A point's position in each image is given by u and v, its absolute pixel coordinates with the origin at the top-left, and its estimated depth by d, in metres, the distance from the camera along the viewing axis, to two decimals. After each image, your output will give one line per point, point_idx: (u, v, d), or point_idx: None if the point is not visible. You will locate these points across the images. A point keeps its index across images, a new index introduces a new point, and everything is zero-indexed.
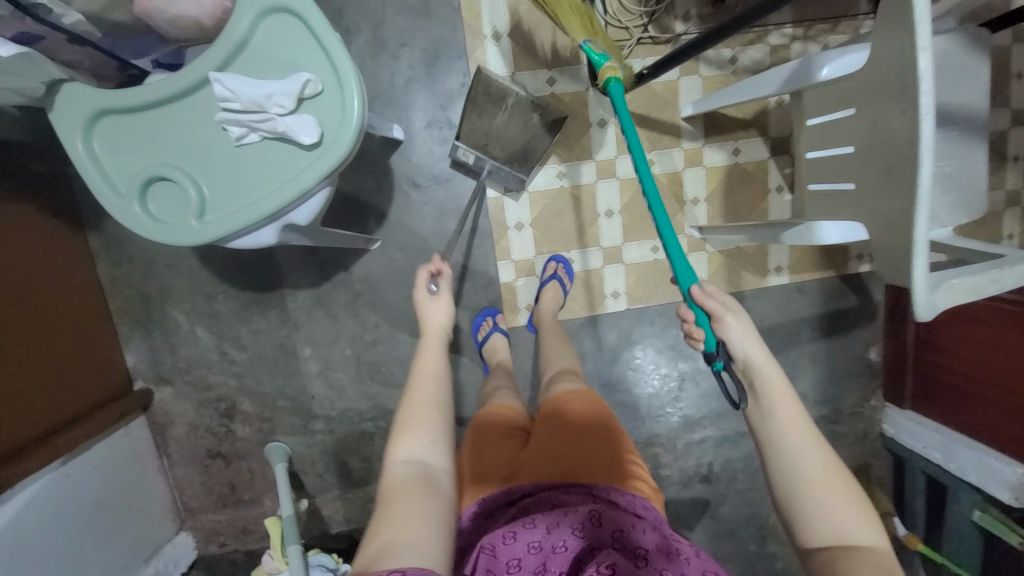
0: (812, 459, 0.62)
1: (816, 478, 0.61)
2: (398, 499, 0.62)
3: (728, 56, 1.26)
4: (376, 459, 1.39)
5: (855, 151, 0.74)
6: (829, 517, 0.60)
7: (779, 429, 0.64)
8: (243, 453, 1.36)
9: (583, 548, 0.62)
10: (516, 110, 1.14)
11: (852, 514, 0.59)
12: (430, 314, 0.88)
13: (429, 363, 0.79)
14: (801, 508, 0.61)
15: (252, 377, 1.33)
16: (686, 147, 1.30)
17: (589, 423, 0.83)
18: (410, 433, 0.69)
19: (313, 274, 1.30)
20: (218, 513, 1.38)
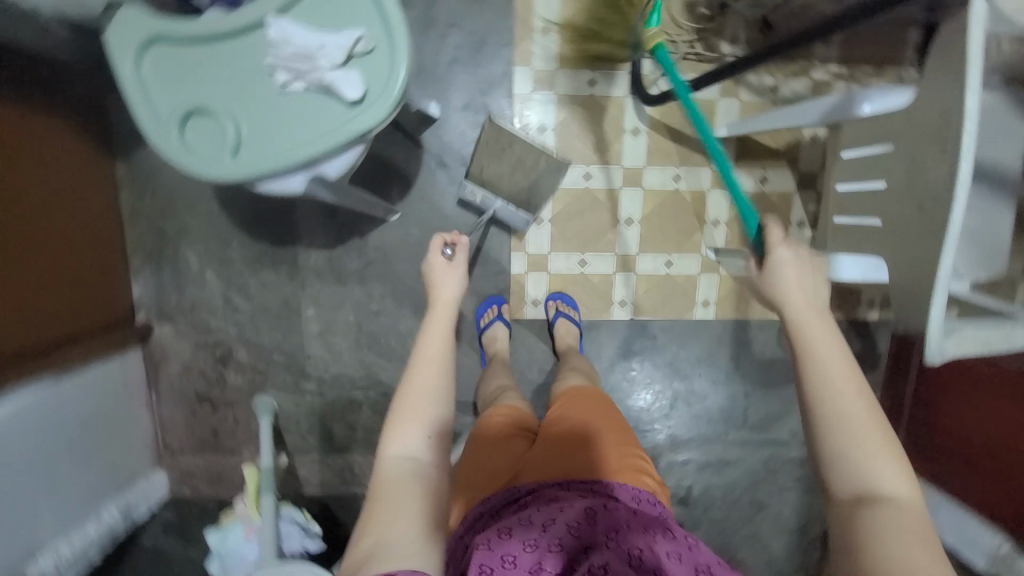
0: (849, 403, 0.58)
1: (847, 419, 0.58)
2: (389, 495, 0.64)
3: (769, 84, 1.26)
4: (361, 429, 1.39)
5: (888, 188, 0.74)
6: (861, 463, 0.56)
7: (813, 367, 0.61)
8: (231, 401, 1.37)
9: (579, 545, 0.61)
10: (523, 154, 1.19)
11: (886, 463, 0.56)
12: (443, 281, 0.89)
13: (435, 343, 0.78)
14: (832, 452, 0.58)
15: (253, 328, 1.34)
16: (714, 168, 1.30)
17: (596, 422, 0.86)
18: (403, 425, 0.70)
19: (329, 236, 1.31)
20: (197, 456, 1.39)
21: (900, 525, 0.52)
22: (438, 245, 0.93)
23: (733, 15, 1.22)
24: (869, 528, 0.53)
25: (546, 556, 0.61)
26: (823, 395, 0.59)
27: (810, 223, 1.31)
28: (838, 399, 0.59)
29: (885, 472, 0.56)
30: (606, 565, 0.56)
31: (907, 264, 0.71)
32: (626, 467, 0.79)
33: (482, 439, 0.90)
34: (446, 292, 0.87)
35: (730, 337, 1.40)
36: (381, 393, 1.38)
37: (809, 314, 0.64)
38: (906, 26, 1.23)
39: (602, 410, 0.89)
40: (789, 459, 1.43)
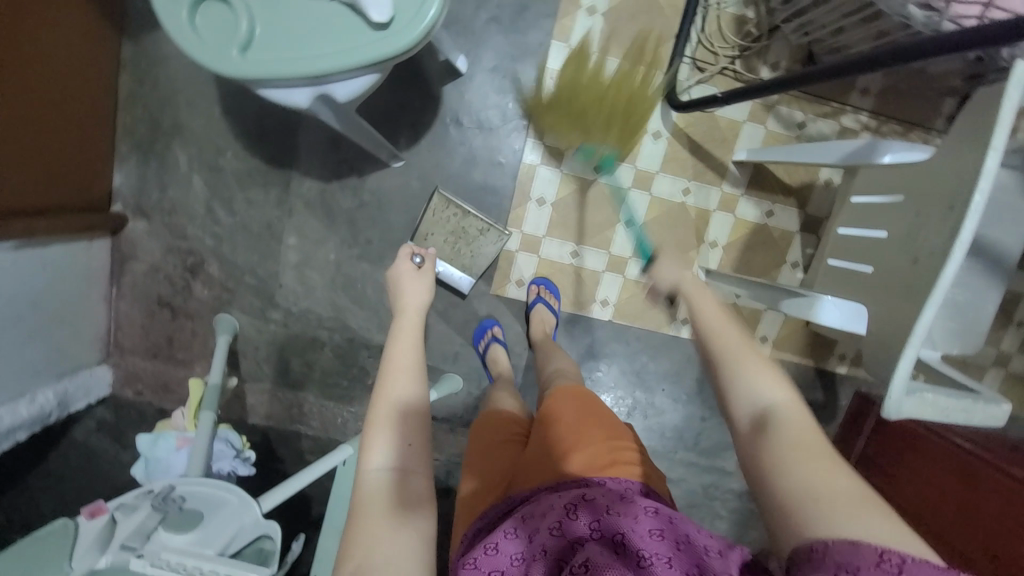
0: (727, 338, 0.66)
1: (734, 352, 0.64)
2: (370, 511, 0.61)
3: (798, 119, 1.25)
4: (318, 369, 1.37)
5: (888, 238, 0.74)
6: (762, 393, 0.59)
7: (706, 322, 0.69)
8: (192, 312, 1.34)
9: (566, 545, 0.57)
10: (467, 223, 1.24)
11: (780, 392, 0.59)
12: (410, 284, 0.88)
13: (407, 349, 0.76)
14: (733, 387, 0.62)
15: (230, 244, 1.30)
16: (725, 190, 1.29)
17: (584, 420, 0.86)
18: (379, 440, 0.67)
19: (327, 168, 1.27)
20: (146, 360, 1.36)
21: (806, 442, 0.54)
22: (406, 254, 0.93)
23: (781, 41, 1.19)
24: (781, 449, 0.54)
25: (534, 565, 0.57)
26: (715, 343, 0.66)
27: (804, 266, 1.31)
28: (728, 343, 0.65)
29: (783, 401, 0.58)
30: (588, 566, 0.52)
31: (888, 315, 0.71)
32: (612, 459, 0.77)
33: (472, 453, 0.92)
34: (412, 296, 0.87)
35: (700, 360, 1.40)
36: (347, 338, 1.36)
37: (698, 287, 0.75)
38: (944, 92, 1.22)
39: (589, 408, 0.89)
40: (728, 490, 1.45)
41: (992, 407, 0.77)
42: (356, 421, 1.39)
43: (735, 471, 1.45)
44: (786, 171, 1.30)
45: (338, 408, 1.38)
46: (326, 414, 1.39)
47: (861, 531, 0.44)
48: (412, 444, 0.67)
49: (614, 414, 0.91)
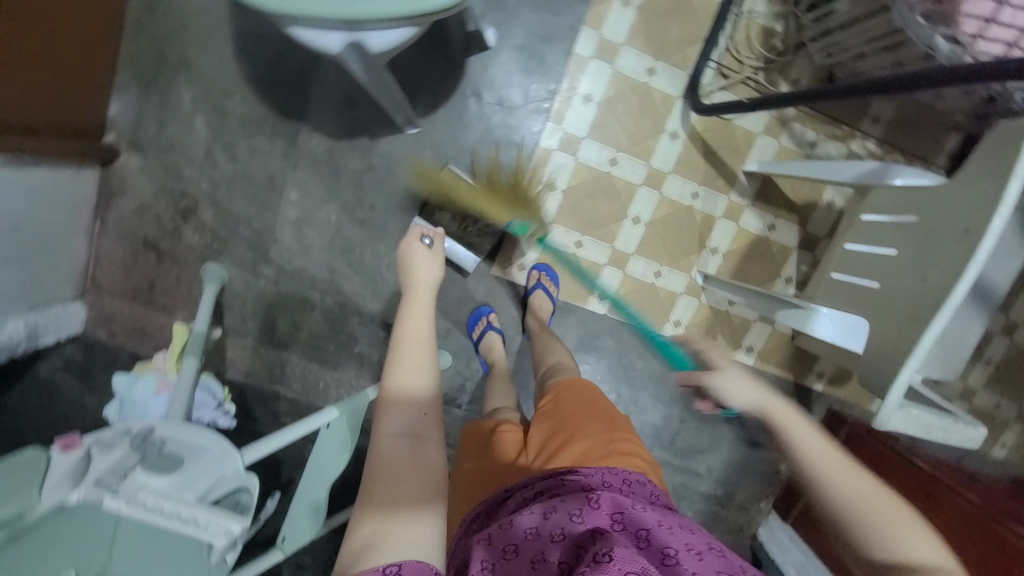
0: (854, 487, 0.59)
1: (873, 509, 0.58)
2: (389, 471, 0.61)
3: (809, 138, 1.28)
4: (305, 330, 1.34)
5: (898, 256, 0.76)
6: (909, 549, 0.56)
7: (820, 472, 0.61)
8: (179, 258, 1.28)
9: (587, 534, 0.58)
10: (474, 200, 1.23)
11: (923, 539, 0.56)
12: (424, 262, 0.88)
13: (418, 324, 0.79)
14: (869, 539, 0.57)
15: (228, 191, 1.25)
16: (732, 199, 1.31)
17: (584, 418, 0.92)
18: (393, 408, 0.68)
19: (338, 126, 1.23)
20: (124, 302, 1.30)
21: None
22: (418, 233, 0.91)
23: (805, 58, 1.21)
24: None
25: (551, 548, 0.58)
26: (840, 500, 0.59)
27: (799, 282, 1.34)
28: (853, 492, 0.59)
29: (926, 549, 0.55)
30: (609, 548, 0.53)
31: (888, 330, 0.73)
32: (611, 453, 0.84)
33: (471, 453, 0.96)
34: (423, 274, 0.88)
35: None
36: (339, 303, 1.33)
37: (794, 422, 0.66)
38: (947, 128, 1.26)
39: (589, 406, 0.95)
40: (697, 492, 1.49)
41: (966, 428, 0.81)
42: (338, 387, 1.36)
43: (705, 474, 1.49)
44: (791, 189, 1.33)
45: (321, 373, 1.35)
46: (309, 377, 1.35)
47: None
48: (423, 415, 0.69)
49: (616, 410, 0.97)
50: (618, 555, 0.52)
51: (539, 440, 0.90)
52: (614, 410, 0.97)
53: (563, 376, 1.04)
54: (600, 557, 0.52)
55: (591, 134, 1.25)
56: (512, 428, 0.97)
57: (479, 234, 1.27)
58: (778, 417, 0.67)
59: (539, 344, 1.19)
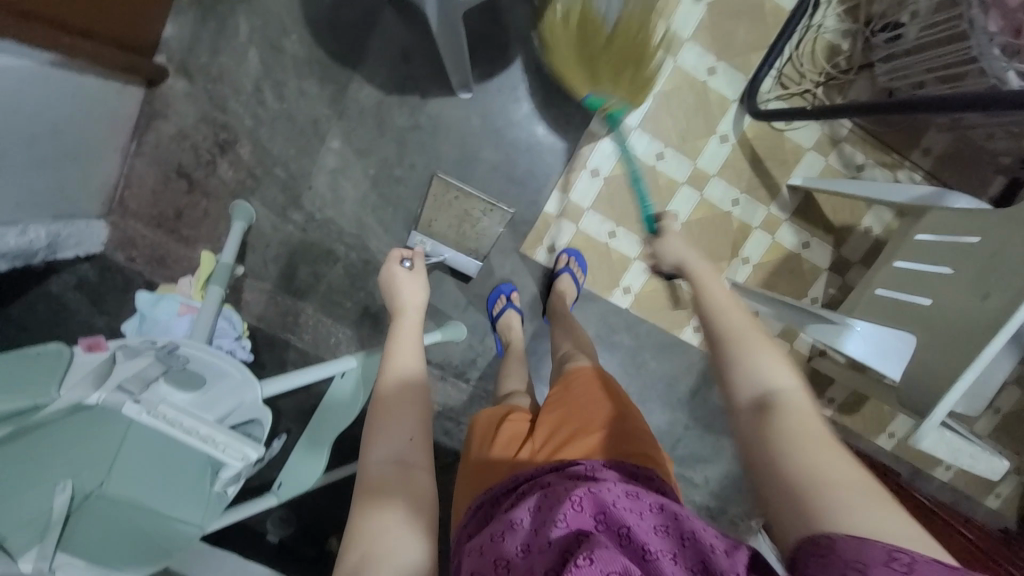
0: (737, 324, 0.66)
1: (746, 343, 0.64)
2: (376, 497, 0.65)
3: (857, 161, 1.26)
4: (324, 282, 1.32)
5: (956, 274, 0.77)
6: (764, 375, 0.61)
7: (709, 308, 0.70)
8: (209, 191, 1.26)
9: (571, 537, 0.57)
10: (465, 203, 1.17)
11: (783, 375, 0.60)
12: (410, 290, 0.94)
13: (406, 346, 0.84)
14: (733, 360, 0.63)
15: (268, 129, 1.24)
16: (771, 211, 1.30)
17: (592, 409, 0.89)
18: (385, 431, 0.71)
19: (390, 79, 1.22)
20: (148, 228, 1.28)
21: (802, 421, 0.55)
22: (397, 258, 0.98)
23: (867, 79, 1.20)
24: (773, 422, 0.56)
25: (537, 555, 0.56)
26: (721, 334, 0.66)
27: (824, 305, 1.32)
28: (730, 324, 0.67)
29: (783, 377, 0.60)
30: (590, 552, 0.52)
31: (949, 349, 0.73)
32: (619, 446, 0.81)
33: (474, 440, 0.92)
34: (407, 305, 0.92)
35: (700, 370, 1.41)
36: (363, 259, 1.31)
37: (702, 274, 0.76)
38: (995, 169, 1.23)
39: (601, 397, 0.92)
40: (692, 503, 1.47)
41: (989, 458, 0.81)
42: (349, 344, 1.34)
43: (700, 484, 1.47)
44: (831, 209, 1.31)
45: (334, 328, 1.33)
46: (321, 329, 1.33)
47: (839, 504, 0.47)
48: (412, 440, 0.71)
49: (625, 398, 0.93)
50: (599, 558, 0.51)
51: (547, 428, 0.88)
52: (626, 399, 0.94)
53: (584, 358, 1.02)
54: (581, 562, 0.51)
55: (643, 125, 1.24)
56: (521, 418, 0.94)
57: (474, 237, 1.22)
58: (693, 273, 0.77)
59: (559, 329, 1.16)
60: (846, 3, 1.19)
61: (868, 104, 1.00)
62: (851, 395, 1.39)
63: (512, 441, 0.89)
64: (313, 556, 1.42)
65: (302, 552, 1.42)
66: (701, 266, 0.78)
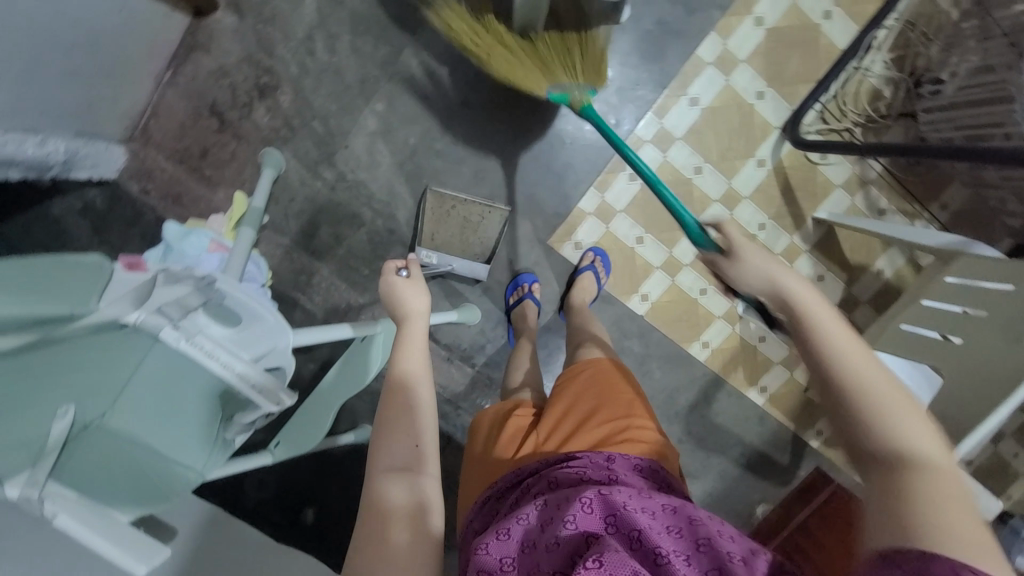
0: (853, 356, 0.51)
1: (866, 383, 0.50)
2: (377, 517, 0.56)
3: (880, 206, 1.31)
4: (344, 245, 1.28)
5: (987, 317, 0.84)
6: (907, 433, 0.47)
7: (821, 338, 0.53)
8: (240, 133, 1.22)
9: (580, 541, 0.50)
10: (468, 211, 1.25)
11: (916, 429, 0.47)
12: (412, 297, 0.82)
13: (413, 353, 0.75)
14: (863, 411, 0.49)
15: (314, 82, 1.22)
16: (793, 241, 1.33)
17: (603, 404, 0.76)
18: (386, 442, 0.63)
19: (445, 52, 1.22)
20: (168, 162, 1.22)
21: (947, 493, 0.43)
22: (391, 268, 0.85)
23: (903, 127, 1.25)
24: (910, 505, 0.43)
25: (544, 555, 0.50)
26: (837, 365, 0.51)
27: None
28: (860, 364, 0.51)
29: (923, 436, 0.47)
30: (599, 553, 0.47)
31: (980, 385, 0.84)
32: (623, 438, 0.70)
33: (479, 436, 0.81)
34: (413, 311, 0.81)
35: (702, 387, 1.41)
36: (387, 228, 1.27)
37: (811, 298, 0.56)
38: (1005, 231, 1.28)
39: (609, 388, 0.79)
40: None
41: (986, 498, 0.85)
42: (359, 311, 1.29)
43: None
44: (849, 246, 1.35)
45: (346, 294, 1.29)
46: (332, 292, 1.29)
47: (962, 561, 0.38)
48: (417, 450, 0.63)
49: (637, 392, 0.80)
50: (609, 561, 0.46)
51: (555, 416, 0.77)
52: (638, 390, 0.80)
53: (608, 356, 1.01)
54: (589, 565, 0.45)
55: (686, 137, 1.26)
56: (529, 409, 0.82)
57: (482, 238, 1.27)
58: (796, 292, 0.57)
59: (578, 321, 1.11)
60: (894, 52, 1.24)
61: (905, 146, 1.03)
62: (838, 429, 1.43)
63: (517, 432, 0.77)
64: (287, 523, 1.37)
65: (278, 519, 1.37)
66: (800, 279, 0.59)
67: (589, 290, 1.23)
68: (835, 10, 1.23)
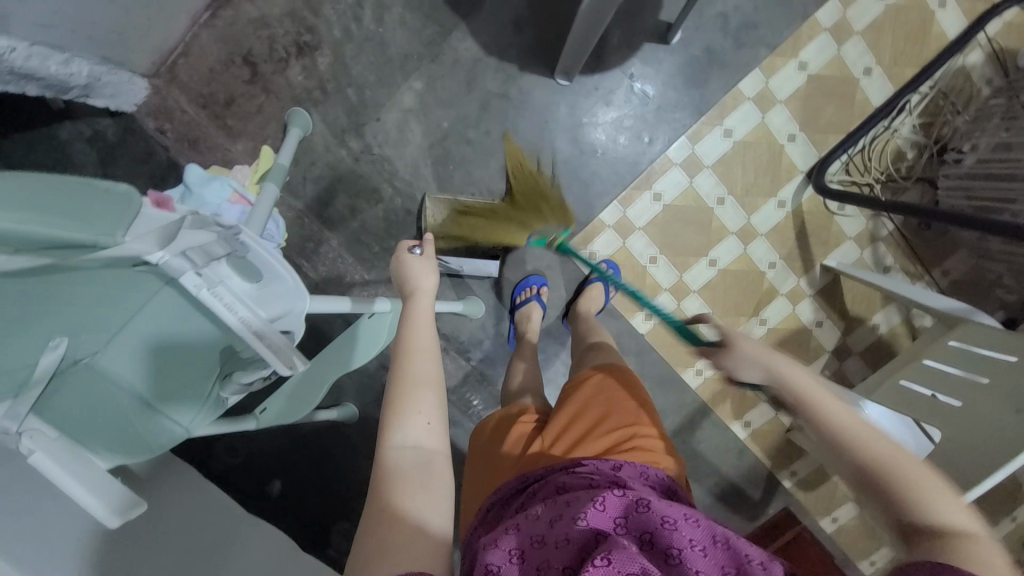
0: (875, 438, 0.54)
1: (896, 465, 0.52)
2: (387, 489, 0.56)
3: (885, 262, 1.35)
4: (357, 218, 1.25)
5: (986, 382, 0.89)
6: (938, 513, 0.49)
7: (844, 425, 0.56)
8: (271, 88, 1.19)
9: (589, 538, 0.49)
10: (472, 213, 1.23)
11: (950, 504, 0.50)
12: (421, 276, 0.75)
13: (420, 331, 0.68)
14: (902, 494, 0.51)
15: (355, 49, 1.20)
16: (799, 283, 1.35)
17: (612, 414, 0.73)
18: (396, 417, 0.60)
19: (493, 42, 1.22)
20: (190, 104, 1.18)
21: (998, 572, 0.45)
22: (405, 244, 0.80)
23: (920, 190, 1.28)
24: None
25: (553, 551, 0.49)
26: (863, 450, 0.54)
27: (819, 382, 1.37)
28: (883, 450, 0.53)
29: (955, 511, 0.50)
30: (608, 550, 0.45)
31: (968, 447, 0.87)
32: (631, 446, 0.68)
33: (484, 437, 0.79)
34: (421, 290, 0.74)
35: (689, 413, 1.41)
36: (406, 208, 1.25)
37: (814, 388, 0.58)
38: (998, 304, 1.32)
39: (617, 395, 0.76)
40: None
41: None
42: (362, 288, 1.26)
43: None
44: (851, 297, 1.38)
45: (351, 268, 1.26)
46: (338, 264, 1.26)
47: None
48: (426, 428, 0.61)
49: (645, 399, 0.78)
50: (618, 558, 0.45)
51: (561, 421, 0.73)
52: (646, 399, 0.78)
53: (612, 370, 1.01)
54: (597, 562, 0.44)
55: (715, 166, 1.27)
56: (533, 415, 0.79)
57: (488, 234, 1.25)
58: (795, 379, 0.60)
59: (583, 328, 1.10)
60: (924, 117, 1.28)
61: (923, 208, 1.06)
62: (813, 473, 1.43)
63: (523, 438, 0.74)
64: (250, 493, 1.33)
65: (242, 488, 1.33)
66: (792, 365, 0.61)
67: (596, 301, 1.23)
68: (876, 68, 1.26)
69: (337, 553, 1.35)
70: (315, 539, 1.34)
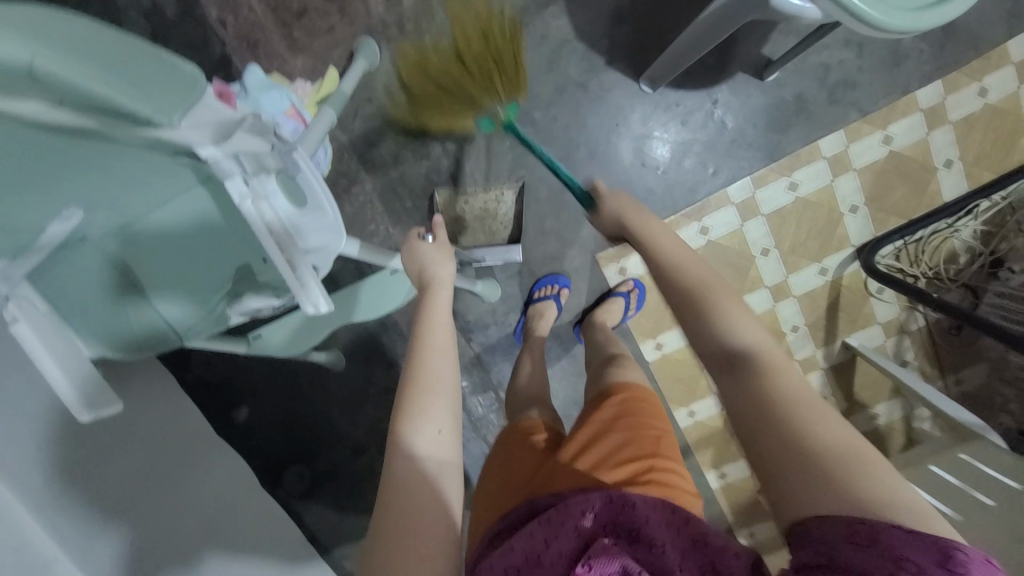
0: (689, 274, 0.63)
1: (704, 295, 0.60)
2: (395, 503, 0.51)
3: (904, 356, 1.33)
4: (398, 168, 1.19)
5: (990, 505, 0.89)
6: (734, 334, 0.56)
7: (670, 263, 0.65)
8: (349, 12, 1.12)
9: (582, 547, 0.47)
10: (488, 201, 1.19)
11: (744, 324, 0.57)
12: (441, 267, 0.73)
13: (438, 330, 0.64)
14: (705, 317, 0.59)
15: None
16: (815, 355, 1.31)
17: (631, 438, 0.66)
18: (408, 421, 0.56)
19: (588, 30, 1.16)
20: (260, 4, 1.11)
21: (785, 383, 0.51)
22: (416, 233, 0.78)
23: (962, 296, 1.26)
24: (760, 401, 0.49)
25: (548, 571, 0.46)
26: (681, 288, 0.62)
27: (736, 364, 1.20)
28: (695, 288, 0.61)
29: (752, 335, 0.56)
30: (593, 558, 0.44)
31: None
32: (651, 479, 0.61)
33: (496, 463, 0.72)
34: (437, 279, 0.71)
35: None
36: (450, 172, 1.20)
37: (652, 232, 0.69)
38: None
39: (639, 422, 0.69)
40: None
41: None
42: (384, 240, 1.21)
43: None
44: (862, 381, 1.32)
45: (378, 217, 1.21)
46: (366, 209, 1.20)
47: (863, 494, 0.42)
48: (438, 436, 0.56)
49: (665, 428, 0.71)
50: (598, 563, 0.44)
51: (575, 444, 0.67)
52: (666, 429, 0.71)
53: None
54: None
55: (770, 216, 1.23)
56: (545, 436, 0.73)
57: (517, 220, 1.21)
58: (642, 225, 0.70)
59: (596, 339, 1.05)
60: (987, 225, 1.25)
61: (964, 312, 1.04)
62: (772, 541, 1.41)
63: (530, 458, 0.68)
64: (216, 413, 1.29)
65: (208, 408, 1.29)
66: (649, 219, 0.70)
67: (615, 316, 1.18)
68: (957, 163, 1.23)
69: (286, 495, 1.31)
70: (269, 474, 1.31)
